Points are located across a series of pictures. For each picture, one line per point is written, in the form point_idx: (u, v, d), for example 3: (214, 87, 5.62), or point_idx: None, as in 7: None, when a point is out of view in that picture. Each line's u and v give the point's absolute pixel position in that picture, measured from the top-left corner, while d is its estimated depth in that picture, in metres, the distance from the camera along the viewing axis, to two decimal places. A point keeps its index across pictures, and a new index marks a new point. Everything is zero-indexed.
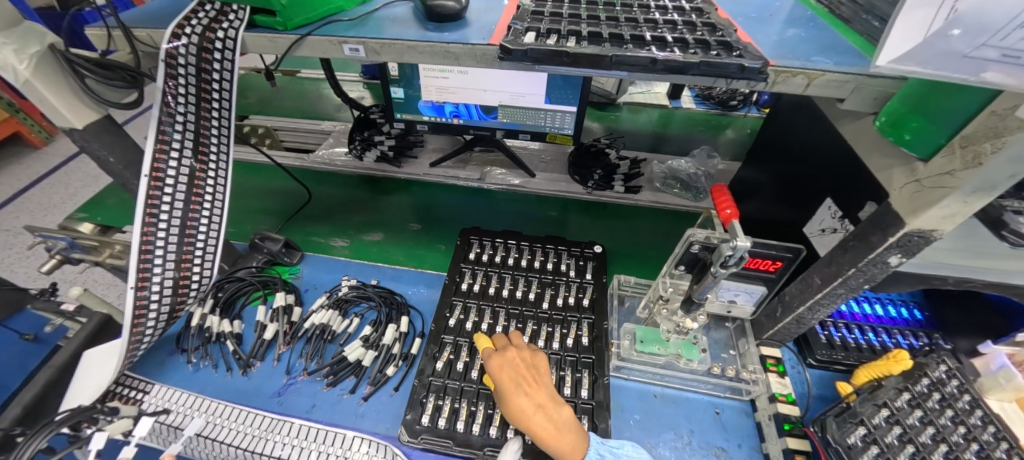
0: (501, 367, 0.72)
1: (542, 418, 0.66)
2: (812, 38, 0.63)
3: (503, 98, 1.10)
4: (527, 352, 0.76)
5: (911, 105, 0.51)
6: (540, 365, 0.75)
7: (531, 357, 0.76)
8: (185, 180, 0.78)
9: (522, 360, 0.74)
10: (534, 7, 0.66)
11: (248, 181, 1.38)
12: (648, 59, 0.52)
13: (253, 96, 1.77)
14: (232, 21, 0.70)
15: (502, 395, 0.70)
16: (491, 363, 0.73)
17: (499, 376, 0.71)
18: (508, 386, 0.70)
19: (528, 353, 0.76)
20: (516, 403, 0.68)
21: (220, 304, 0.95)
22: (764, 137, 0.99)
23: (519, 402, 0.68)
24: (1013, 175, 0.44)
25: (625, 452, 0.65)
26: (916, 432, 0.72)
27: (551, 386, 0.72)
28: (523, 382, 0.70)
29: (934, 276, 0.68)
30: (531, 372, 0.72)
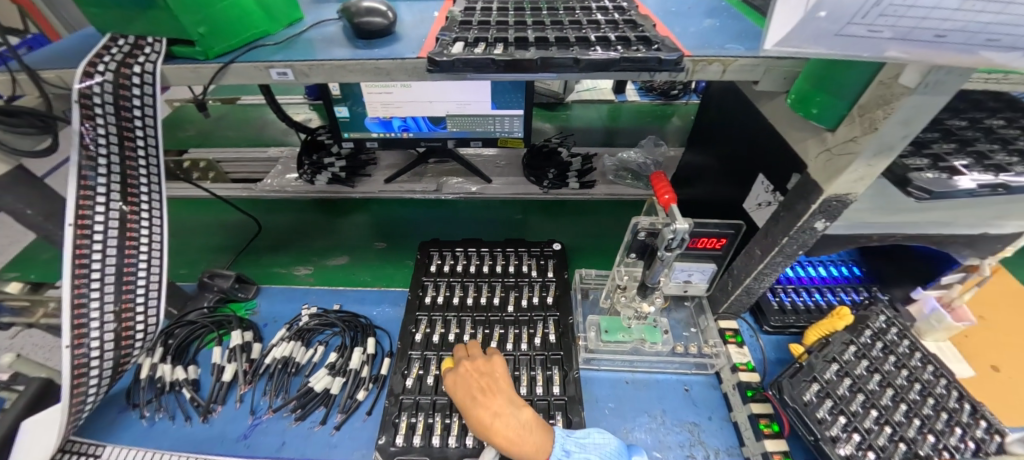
0: (455, 384, 0.71)
1: (502, 426, 0.63)
2: (725, 27, 0.68)
3: (450, 108, 1.10)
4: (482, 361, 0.74)
5: (812, 83, 0.55)
6: (497, 372, 0.72)
7: (486, 364, 0.74)
8: (116, 225, 0.74)
9: (476, 371, 0.72)
10: (462, 17, 0.67)
11: (188, 218, 1.30)
12: (572, 60, 0.55)
13: (192, 128, 1.69)
14: (149, 54, 0.66)
15: (461, 411, 0.68)
16: (447, 382, 0.72)
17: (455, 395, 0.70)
18: (465, 403, 0.68)
19: (483, 361, 0.74)
20: (472, 416, 0.66)
21: (171, 351, 0.89)
22: (700, 122, 1.04)
23: (475, 415, 0.66)
24: (905, 136, 0.50)
25: (591, 441, 0.66)
26: (863, 381, 0.78)
27: (509, 389, 0.69)
28: (477, 393, 0.68)
29: (860, 234, 0.73)
30: (486, 381, 0.70)
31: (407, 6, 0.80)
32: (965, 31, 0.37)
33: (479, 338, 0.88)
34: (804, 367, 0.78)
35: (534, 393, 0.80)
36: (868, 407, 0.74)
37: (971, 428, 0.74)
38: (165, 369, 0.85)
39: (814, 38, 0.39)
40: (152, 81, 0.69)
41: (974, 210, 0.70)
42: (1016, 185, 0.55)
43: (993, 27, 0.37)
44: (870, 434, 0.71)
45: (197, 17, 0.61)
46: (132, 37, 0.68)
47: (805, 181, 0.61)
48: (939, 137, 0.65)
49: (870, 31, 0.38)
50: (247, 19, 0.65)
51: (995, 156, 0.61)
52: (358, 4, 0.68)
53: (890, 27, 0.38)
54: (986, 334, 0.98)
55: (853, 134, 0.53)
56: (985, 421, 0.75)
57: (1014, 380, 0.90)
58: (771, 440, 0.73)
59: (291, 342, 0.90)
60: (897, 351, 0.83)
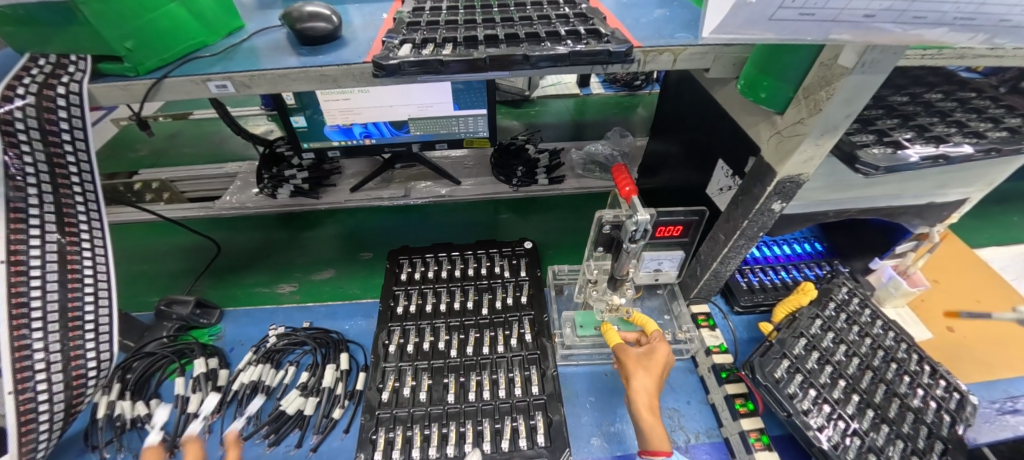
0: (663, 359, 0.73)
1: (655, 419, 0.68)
2: (676, 15, 0.68)
3: (411, 111, 1.07)
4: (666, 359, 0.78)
5: (759, 68, 0.56)
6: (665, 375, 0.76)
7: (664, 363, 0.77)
8: (55, 259, 0.69)
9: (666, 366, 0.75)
10: (410, 18, 0.66)
11: (142, 242, 1.23)
12: (522, 56, 0.54)
13: (145, 148, 1.60)
14: (73, 73, 0.61)
15: (640, 373, 0.71)
16: (655, 344, 0.74)
17: (660, 361, 0.72)
18: (654, 375, 0.71)
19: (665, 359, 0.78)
20: (643, 387, 0.69)
21: (130, 386, 0.84)
22: (661, 112, 1.06)
23: (643, 389, 0.69)
24: (847, 114, 0.51)
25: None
26: (830, 353, 0.80)
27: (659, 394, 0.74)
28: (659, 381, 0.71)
29: (816, 212, 0.76)
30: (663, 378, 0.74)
31: (355, 8, 0.77)
32: (892, 11, 0.38)
33: (455, 344, 0.87)
34: (774, 344, 0.80)
35: (512, 395, 0.79)
36: (837, 377, 0.77)
37: (932, 389, 0.78)
38: (125, 406, 0.80)
39: (750, 25, 0.39)
40: (79, 102, 0.63)
41: (920, 180, 0.73)
42: (954, 155, 0.58)
43: (919, 5, 0.38)
44: (840, 404, 0.74)
45: (123, 30, 0.57)
46: (54, 55, 0.61)
47: (761, 165, 0.63)
48: (883, 113, 0.67)
49: (801, 15, 0.38)
50: (180, 30, 0.62)
51: (935, 129, 0.64)
52: (300, 8, 0.64)
53: (820, 9, 0.38)
54: (940, 297, 1.03)
55: (801, 116, 0.54)
56: (946, 381, 0.78)
57: (968, 339, 0.95)
58: (747, 418, 0.75)
59: (260, 364, 0.87)
60: (860, 320, 0.86)
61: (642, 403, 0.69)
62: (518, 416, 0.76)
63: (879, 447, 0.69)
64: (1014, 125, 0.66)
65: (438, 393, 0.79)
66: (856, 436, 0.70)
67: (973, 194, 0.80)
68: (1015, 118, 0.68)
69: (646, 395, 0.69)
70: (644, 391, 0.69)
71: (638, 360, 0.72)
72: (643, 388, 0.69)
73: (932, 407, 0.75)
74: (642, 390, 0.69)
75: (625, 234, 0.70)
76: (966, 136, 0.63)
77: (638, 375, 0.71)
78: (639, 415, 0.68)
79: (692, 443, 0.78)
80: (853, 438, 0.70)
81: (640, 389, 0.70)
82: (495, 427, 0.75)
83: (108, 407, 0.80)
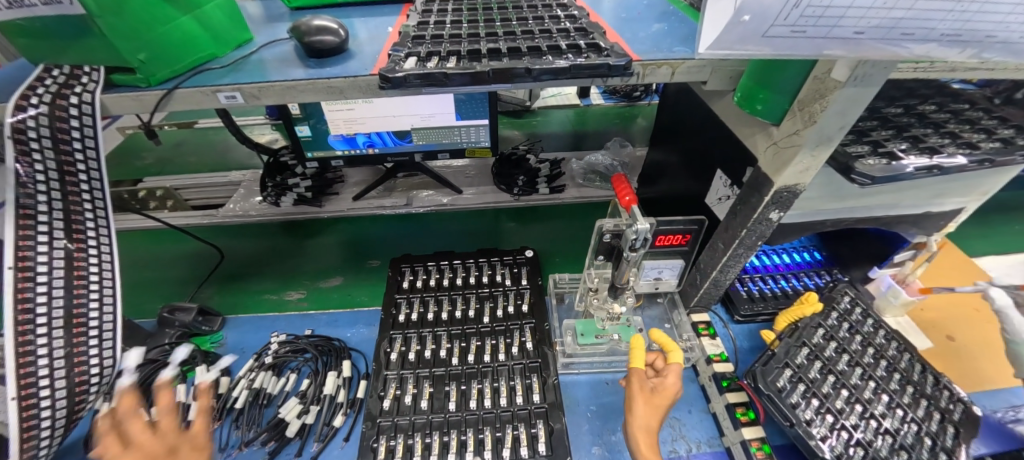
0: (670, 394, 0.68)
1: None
2: (674, 30, 0.70)
3: (413, 121, 1.09)
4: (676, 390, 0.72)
5: (755, 80, 0.58)
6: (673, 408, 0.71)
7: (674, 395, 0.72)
8: (62, 264, 0.70)
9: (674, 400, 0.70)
10: (415, 32, 0.68)
11: (145, 250, 1.24)
12: (524, 69, 0.55)
13: (151, 156, 1.62)
14: (86, 83, 0.62)
15: (643, 409, 0.66)
16: (664, 379, 0.69)
17: (667, 398, 0.68)
18: (658, 412, 0.67)
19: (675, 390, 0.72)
20: (643, 424, 0.65)
21: (132, 393, 0.84)
22: (660, 122, 1.07)
23: (643, 426, 0.65)
24: (841, 126, 0.53)
25: None
26: (832, 363, 0.81)
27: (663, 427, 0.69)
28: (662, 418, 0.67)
29: (814, 221, 0.77)
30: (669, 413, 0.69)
31: (361, 22, 0.79)
32: (882, 27, 0.40)
33: (456, 351, 0.87)
34: (777, 353, 0.80)
35: (513, 403, 0.79)
36: (840, 387, 0.77)
37: (935, 399, 0.77)
38: None
39: (745, 41, 0.41)
40: (91, 112, 0.64)
41: (915, 190, 0.74)
42: (948, 165, 0.59)
43: (907, 21, 0.39)
44: (843, 414, 0.74)
45: (136, 43, 0.58)
46: (68, 66, 0.63)
47: (757, 174, 0.64)
48: (877, 124, 0.69)
49: (794, 31, 0.40)
50: (191, 43, 0.63)
51: (928, 140, 0.65)
52: (308, 22, 0.66)
53: (812, 26, 0.40)
54: (940, 306, 1.03)
55: (795, 127, 0.55)
56: (951, 395, 0.78)
57: (968, 346, 0.95)
58: (748, 427, 0.75)
59: (262, 371, 0.87)
60: (862, 330, 0.86)
61: (643, 439, 0.65)
62: (519, 425, 0.76)
63: (882, 458, 0.69)
64: (1006, 136, 0.67)
65: (440, 401, 0.80)
66: (860, 447, 0.70)
67: (969, 203, 0.81)
68: (1008, 129, 0.69)
69: (645, 432, 0.65)
70: (646, 426, 0.66)
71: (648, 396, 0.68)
72: (644, 423, 0.66)
73: (936, 419, 0.75)
74: (645, 431, 0.65)
75: (625, 243, 0.71)
76: (959, 146, 0.64)
77: (646, 414, 0.66)
78: (638, 454, 0.64)
79: (693, 452, 0.78)
80: (857, 448, 0.70)
81: (643, 429, 0.65)
82: (497, 435, 0.75)
83: None
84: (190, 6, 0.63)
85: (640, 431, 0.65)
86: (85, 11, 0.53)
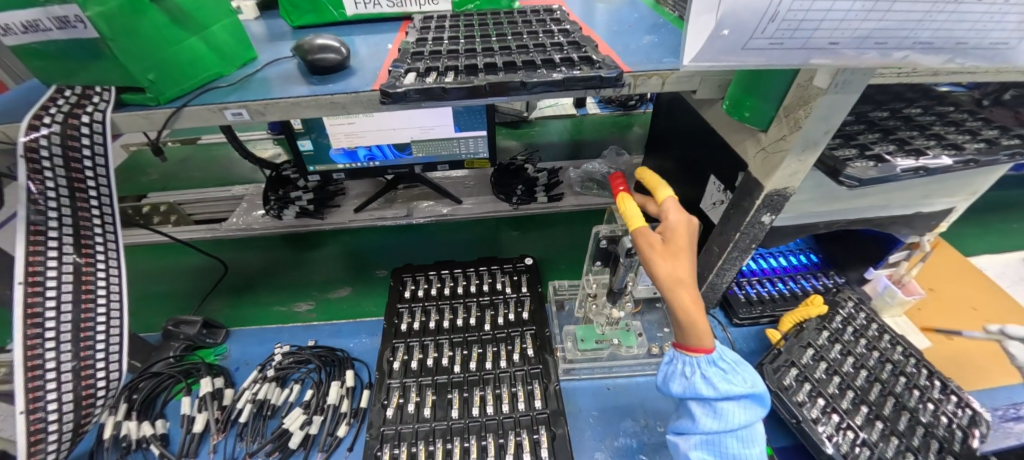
0: (682, 228, 0.61)
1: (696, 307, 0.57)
2: (664, 42, 0.72)
3: (413, 134, 1.11)
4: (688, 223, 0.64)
5: (742, 88, 0.60)
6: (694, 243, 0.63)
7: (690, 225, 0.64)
8: (70, 279, 0.71)
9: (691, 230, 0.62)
10: (414, 48, 0.70)
11: (149, 265, 1.25)
12: (520, 83, 0.58)
13: (155, 172, 1.64)
14: (98, 103, 0.64)
15: (660, 258, 0.58)
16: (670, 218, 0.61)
17: (682, 233, 0.60)
18: (685, 252, 0.59)
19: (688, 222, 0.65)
20: (669, 271, 0.57)
21: (137, 406, 0.85)
22: (654, 130, 1.09)
23: (670, 274, 0.57)
24: (826, 130, 0.54)
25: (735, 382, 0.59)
26: (838, 364, 0.82)
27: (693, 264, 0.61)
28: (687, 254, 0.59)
29: (807, 224, 0.78)
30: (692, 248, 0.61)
31: (361, 39, 0.82)
32: (856, 38, 0.42)
33: (458, 359, 0.88)
34: (782, 353, 0.83)
35: (516, 409, 0.80)
36: (845, 388, 0.78)
37: (935, 398, 0.78)
38: (131, 426, 0.81)
39: (725, 54, 0.43)
40: (102, 130, 0.66)
41: (905, 191, 0.76)
42: (934, 167, 0.60)
43: (880, 32, 0.42)
44: (846, 414, 0.74)
45: (147, 64, 0.61)
46: (80, 87, 0.65)
47: (748, 180, 0.66)
48: (864, 128, 0.71)
49: (772, 44, 0.42)
50: (198, 62, 0.66)
51: (914, 142, 0.67)
52: (311, 40, 0.68)
53: (790, 38, 0.42)
54: (938, 305, 1.04)
55: (782, 133, 0.58)
56: (954, 395, 0.78)
57: (967, 347, 0.96)
58: None
59: (266, 383, 0.88)
60: (867, 333, 0.87)
61: (682, 295, 0.57)
62: (522, 431, 0.77)
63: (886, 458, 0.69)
64: (991, 137, 0.69)
65: (443, 409, 0.80)
66: (863, 447, 0.70)
67: (958, 203, 0.83)
68: (992, 130, 0.71)
69: (678, 282, 0.57)
70: (674, 275, 0.57)
71: (667, 245, 0.59)
72: (671, 270, 0.57)
73: (941, 421, 0.74)
74: (681, 283, 0.57)
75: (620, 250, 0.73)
76: (945, 148, 0.66)
77: (673, 266, 0.57)
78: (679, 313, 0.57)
79: None
80: (860, 448, 0.70)
81: (678, 283, 0.57)
82: (500, 441, 0.76)
83: (114, 427, 0.82)
84: (198, 27, 0.65)
85: (676, 285, 0.57)
86: (98, 35, 0.56)
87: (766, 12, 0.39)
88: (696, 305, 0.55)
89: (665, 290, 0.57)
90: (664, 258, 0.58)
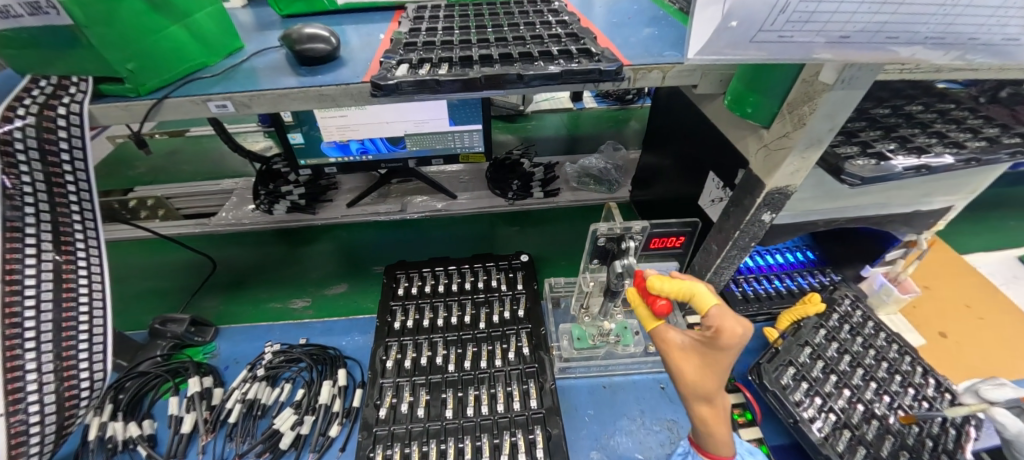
0: (722, 350, 0.50)
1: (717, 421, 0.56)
2: (664, 34, 0.70)
3: (407, 127, 1.09)
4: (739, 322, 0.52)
5: (745, 84, 0.59)
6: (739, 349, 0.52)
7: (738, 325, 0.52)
8: (50, 277, 0.69)
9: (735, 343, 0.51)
10: (407, 39, 0.68)
11: (135, 260, 1.23)
12: (516, 75, 0.56)
13: (143, 165, 1.60)
14: (74, 94, 0.62)
15: (683, 375, 0.53)
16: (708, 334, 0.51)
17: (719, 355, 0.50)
18: (716, 372, 0.52)
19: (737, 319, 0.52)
20: (690, 389, 0.54)
21: (123, 407, 0.83)
22: (652, 125, 1.08)
23: (692, 392, 0.54)
24: (831, 128, 0.53)
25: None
26: (835, 363, 0.81)
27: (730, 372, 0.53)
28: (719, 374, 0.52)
29: (806, 222, 0.77)
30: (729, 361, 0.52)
31: (353, 29, 0.80)
32: (868, 31, 0.40)
33: (452, 358, 0.87)
34: (780, 352, 0.82)
35: (511, 409, 0.79)
36: (841, 387, 0.78)
37: (931, 397, 0.78)
38: (117, 427, 0.79)
39: (731, 48, 0.41)
40: (80, 122, 0.63)
41: (904, 189, 0.75)
42: (936, 165, 0.59)
43: (892, 25, 0.40)
44: (844, 413, 0.74)
45: (126, 52, 0.58)
46: (56, 76, 0.62)
47: (749, 177, 0.65)
48: (866, 125, 0.69)
49: (780, 37, 0.40)
50: (181, 51, 0.63)
51: (916, 140, 0.66)
52: (300, 29, 0.66)
53: (799, 31, 0.40)
54: (932, 303, 1.04)
55: (786, 130, 0.56)
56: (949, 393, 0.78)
57: (961, 344, 0.96)
58: (746, 428, 0.75)
59: (256, 382, 0.86)
60: (864, 332, 0.87)
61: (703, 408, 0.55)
62: (517, 431, 0.76)
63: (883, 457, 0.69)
64: (992, 135, 0.68)
65: (436, 409, 0.79)
66: (861, 446, 0.70)
67: (957, 201, 0.82)
68: (994, 128, 0.70)
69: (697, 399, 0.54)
70: (696, 391, 0.53)
71: (698, 363, 0.53)
72: (692, 387, 0.53)
73: (939, 421, 0.74)
74: (705, 400, 0.54)
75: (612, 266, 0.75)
76: (947, 146, 0.65)
77: (700, 385, 0.53)
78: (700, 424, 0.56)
79: None
80: (858, 447, 0.70)
81: (701, 398, 0.54)
82: (494, 442, 0.75)
83: (100, 429, 0.79)
84: (180, 15, 0.63)
85: (698, 400, 0.54)
86: (72, 22, 0.53)
87: (776, 4, 0.38)
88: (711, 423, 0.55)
89: (689, 399, 0.55)
90: (689, 374, 0.53)
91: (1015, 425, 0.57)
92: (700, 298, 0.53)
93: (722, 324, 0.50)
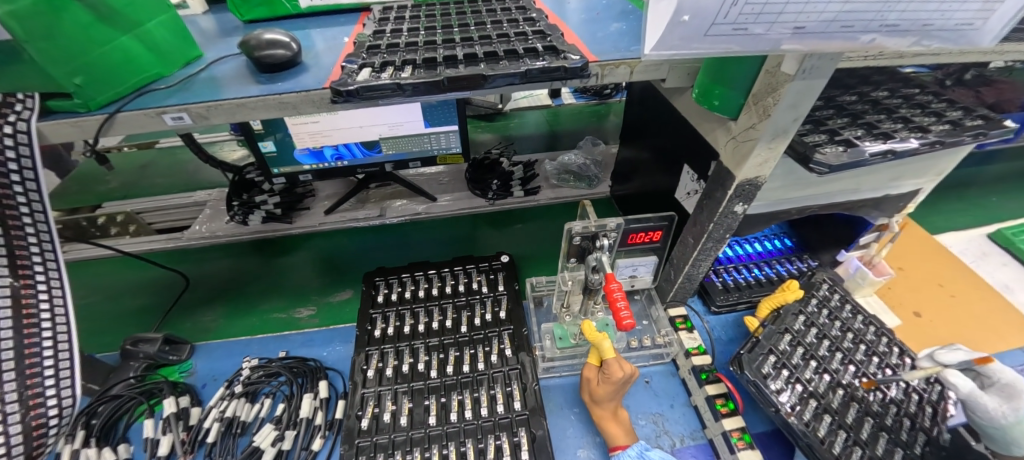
0: (603, 380, 0.73)
1: (609, 425, 0.74)
2: (631, 29, 0.70)
3: (382, 131, 1.07)
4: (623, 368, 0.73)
5: (710, 76, 0.59)
6: (622, 385, 0.73)
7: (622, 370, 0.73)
8: (8, 304, 0.66)
9: (613, 381, 0.72)
10: (370, 42, 0.66)
11: (102, 279, 1.18)
12: (480, 77, 0.55)
13: (114, 180, 1.55)
14: (20, 111, 0.57)
15: (585, 387, 0.77)
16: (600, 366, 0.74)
17: (602, 381, 0.73)
18: (601, 392, 0.74)
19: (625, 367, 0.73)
20: (590, 397, 0.77)
21: (97, 433, 0.80)
22: (628, 120, 1.08)
23: (591, 400, 0.77)
24: (795, 118, 0.54)
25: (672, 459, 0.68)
26: (818, 349, 0.82)
27: (617, 397, 0.74)
28: (601, 393, 0.74)
29: (779, 210, 0.78)
30: (611, 391, 0.73)
31: (317, 33, 0.77)
32: (824, 21, 0.40)
33: (435, 364, 0.86)
34: (766, 341, 0.81)
35: (495, 412, 0.78)
36: (821, 372, 0.78)
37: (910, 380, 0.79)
38: (90, 453, 0.76)
39: (687, 43, 0.41)
40: (27, 141, 0.60)
41: (873, 175, 0.77)
42: (901, 149, 0.60)
43: (846, 15, 0.40)
44: (823, 397, 0.75)
45: (71, 67, 0.55)
46: None
47: (720, 169, 0.66)
48: (834, 112, 0.70)
49: (735, 29, 0.40)
50: (132, 63, 0.60)
51: (882, 126, 0.67)
52: (259, 35, 0.63)
53: (754, 24, 0.40)
54: (906, 283, 1.07)
55: (752, 121, 0.57)
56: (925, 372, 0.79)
57: (934, 323, 0.98)
58: (729, 418, 0.75)
59: (234, 399, 0.84)
60: (841, 316, 0.88)
61: (602, 411, 0.76)
62: (501, 434, 0.75)
63: (863, 440, 0.70)
64: (955, 118, 0.69)
65: (420, 416, 0.78)
66: (841, 430, 0.71)
67: (925, 185, 0.84)
68: (957, 111, 0.72)
69: (595, 405, 0.76)
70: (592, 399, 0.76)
71: (591, 383, 0.76)
72: (590, 395, 0.76)
73: (913, 399, 0.75)
74: (596, 404, 0.76)
75: (588, 262, 0.75)
76: (912, 131, 0.66)
77: (593, 395, 0.76)
78: (599, 422, 0.76)
79: (677, 447, 0.78)
80: (838, 431, 0.71)
81: (595, 403, 0.76)
82: (479, 446, 0.74)
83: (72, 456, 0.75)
84: (130, 25, 0.60)
85: (592, 403, 0.77)
86: (11, 37, 0.50)
87: None
88: (602, 421, 0.75)
89: (591, 404, 0.77)
90: (588, 388, 0.77)
91: (967, 386, 0.59)
92: (604, 350, 0.74)
93: (609, 366, 0.73)
